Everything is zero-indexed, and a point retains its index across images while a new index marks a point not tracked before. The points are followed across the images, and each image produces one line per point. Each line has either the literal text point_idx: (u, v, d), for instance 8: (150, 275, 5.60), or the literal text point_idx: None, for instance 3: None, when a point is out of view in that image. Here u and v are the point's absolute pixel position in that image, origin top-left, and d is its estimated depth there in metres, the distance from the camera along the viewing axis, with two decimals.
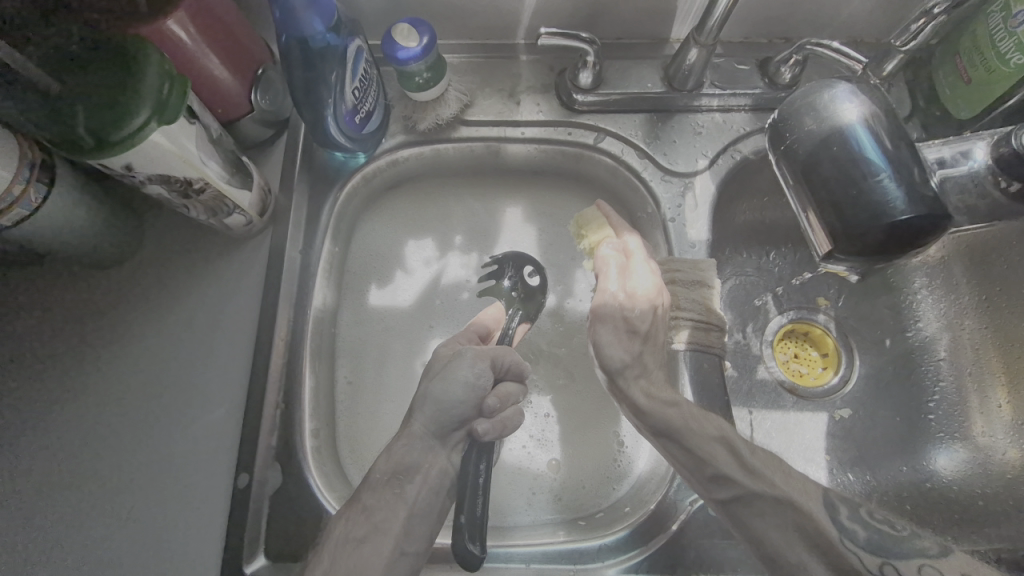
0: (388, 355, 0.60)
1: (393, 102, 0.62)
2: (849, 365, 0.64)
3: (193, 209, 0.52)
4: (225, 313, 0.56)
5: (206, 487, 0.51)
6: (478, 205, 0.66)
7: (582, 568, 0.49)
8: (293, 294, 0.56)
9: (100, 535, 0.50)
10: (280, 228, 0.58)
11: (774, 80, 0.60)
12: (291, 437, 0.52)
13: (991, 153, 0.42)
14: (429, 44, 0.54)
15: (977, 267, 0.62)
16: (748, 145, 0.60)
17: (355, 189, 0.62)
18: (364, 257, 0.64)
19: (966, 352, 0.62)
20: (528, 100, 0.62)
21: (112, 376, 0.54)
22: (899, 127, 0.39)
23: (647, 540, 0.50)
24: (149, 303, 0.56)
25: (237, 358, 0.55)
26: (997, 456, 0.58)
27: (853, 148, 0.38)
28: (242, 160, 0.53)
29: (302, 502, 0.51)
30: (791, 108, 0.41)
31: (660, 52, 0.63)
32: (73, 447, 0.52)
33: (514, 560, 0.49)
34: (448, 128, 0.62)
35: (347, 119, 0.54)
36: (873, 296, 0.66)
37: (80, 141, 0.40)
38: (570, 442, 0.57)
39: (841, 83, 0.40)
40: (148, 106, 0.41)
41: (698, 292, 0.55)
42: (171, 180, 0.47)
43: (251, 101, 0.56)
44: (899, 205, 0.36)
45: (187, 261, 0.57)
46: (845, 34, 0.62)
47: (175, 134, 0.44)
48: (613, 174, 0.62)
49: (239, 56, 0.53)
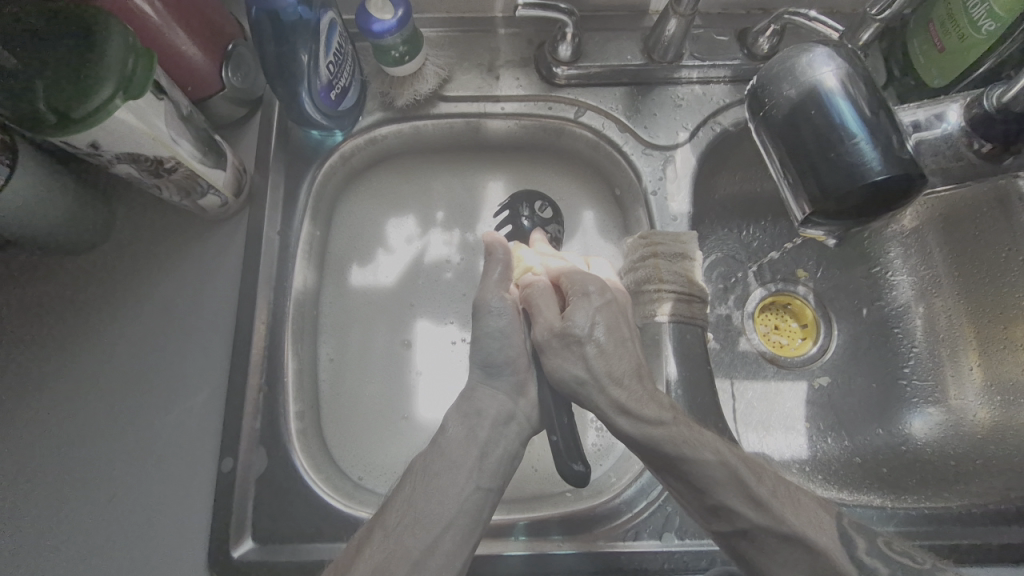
0: (372, 335, 0.60)
1: (369, 78, 0.61)
2: (828, 334, 0.66)
3: (165, 190, 0.50)
4: (204, 295, 0.55)
5: (191, 473, 0.51)
6: (460, 183, 0.66)
7: (571, 537, 0.50)
8: (273, 276, 0.55)
9: (83, 525, 0.49)
10: (257, 209, 0.57)
11: (753, 51, 0.60)
12: (275, 419, 0.52)
13: (965, 115, 0.42)
14: (405, 16, 0.53)
15: (948, 235, 0.62)
16: (727, 117, 0.60)
17: (333, 168, 0.60)
18: (345, 237, 0.63)
19: (939, 319, 0.63)
20: (507, 75, 0.61)
21: (87, 364, 0.53)
22: (877, 93, 0.39)
23: (633, 508, 0.51)
24: (122, 288, 0.55)
25: (217, 342, 0.54)
26: (968, 417, 0.60)
27: (831, 115, 0.38)
28: (215, 139, 0.52)
29: (290, 485, 0.50)
30: (769, 75, 0.41)
31: (639, 24, 0.62)
32: (51, 437, 0.51)
33: (502, 532, 0.50)
34: (426, 105, 0.61)
35: (323, 95, 0.53)
36: (849, 266, 0.67)
37: (42, 118, 0.38)
38: None
39: (819, 48, 0.40)
40: (112, 80, 0.39)
41: (681, 264, 0.56)
42: (141, 159, 0.46)
43: (221, 78, 0.54)
44: (876, 168, 0.37)
45: (161, 244, 0.56)
46: (823, 5, 0.62)
47: (142, 110, 0.43)
48: (594, 148, 0.62)
49: (208, 31, 0.52)
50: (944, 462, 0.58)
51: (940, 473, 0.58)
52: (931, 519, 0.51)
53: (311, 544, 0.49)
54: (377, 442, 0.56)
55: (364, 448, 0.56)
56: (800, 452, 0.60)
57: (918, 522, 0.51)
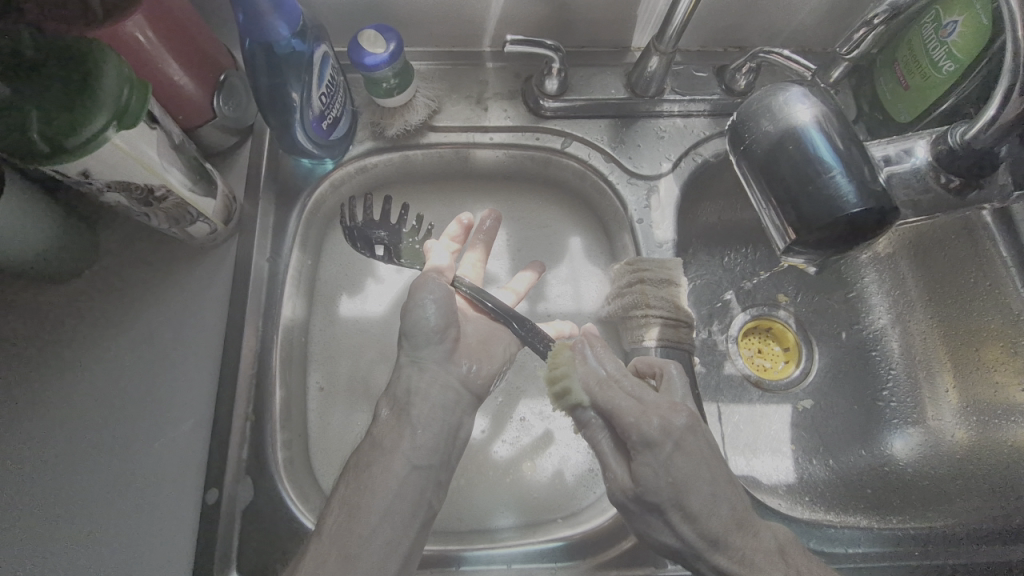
0: (362, 365, 0.60)
1: (360, 108, 0.62)
2: (809, 358, 0.67)
3: (154, 218, 0.50)
4: (190, 323, 0.54)
5: (172, 508, 0.49)
6: (449, 211, 0.67)
7: (563, 565, 0.49)
8: (261, 304, 0.55)
9: (56, 565, 0.47)
10: (246, 237, 0.57)
11: (730, 87, 0.63)
12: (261, 450, 0.51)
13: (932, 151, 0.44)
14: (397, 50, 0.55)
15: (921, 261, 0.65)
16: (708, 149, 0.63)
17: (323, 196, 0.61)
18: (334, 264, 0.63)
19: (916, 343, 0.65)
20: (495, 107, 0.63)
21: (65, 395, 0.52)
22: (850, 130, 0.41)
23: (625, 535, 0.51)
24: (104, 317, 0.54)
25: (204, 371, 0.53)
26: (946, 438, 0.61)
27: (807, 149, 0.40)
28: (206, 167, 0.52)
29: (275, 517, 0.49)
30: (749, 111, 0.43)
31: (621, 60, 0.64)
32: (23, 471, 0.49)
33: (494, 562, 0.49)
34: (416, 135, 0.62)
35: (314, 126, 0.54)
36: (827, 291, 0.69)
37: (33, 145, 0.38)
38: (548, 448, 0.58)
39: (794, 87, 0.42)
40: (105, 112, 0.40)
41: (666, 290, 0.57)
42: (132, 188, 0.46)
43: (214, 108, 0.54)
44: (850, 199, 0.39)
45: (147, 271, 0.55)
46: (795, 43, 0.65)
47: (134, 140, 0.43)
48: (581, 178, 0.64)
49: (202, 61, 0.52)
50: (924, 483, 0.60)
51: (922, 493, 0.59)
52: (915, 539, 0.52)
53: None
54: None
55: None
56: (786, 475, 0.61)
57: (903, 543, 0.52)
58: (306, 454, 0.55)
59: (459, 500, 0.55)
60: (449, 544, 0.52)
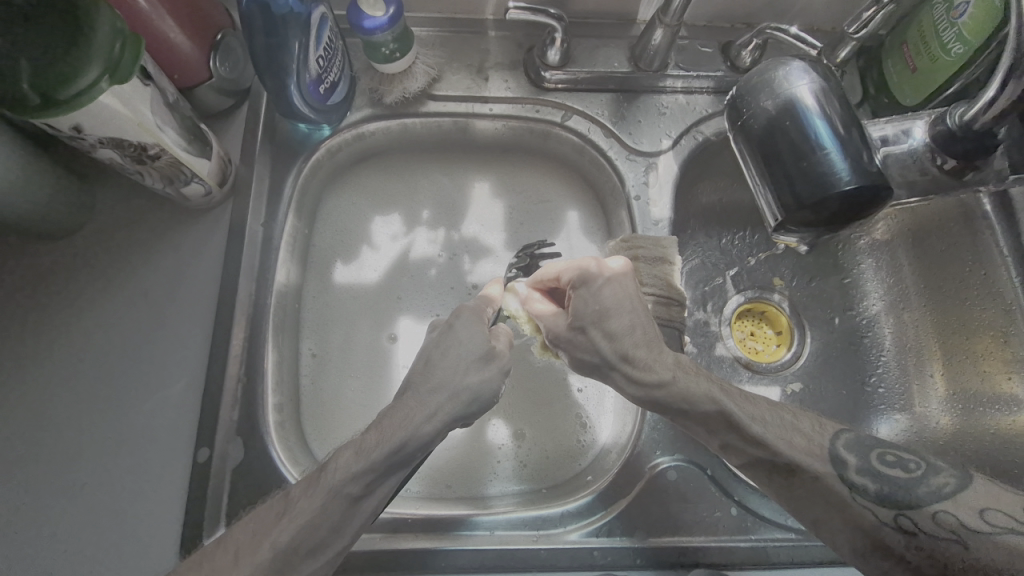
0: (355, 331, 0.60)
1: (359, 74, 0.61)
2: (802, 341, 0.67)
3: (149, 177, 0.50)
4: (185, 284, 0.54)
5: (164, 465, 0.50)
6: (447, 181, 0.66)
7: (544, 533, 0.50)
8: (255, 268, 0.55)
9: (52, 514, 0.48)
10: (241, 200, 0.57)
11: (735, 64, 0.62)
12: (254, 410, 0.52)
13: (929, 132, 0.44)
14: (396, 13, 0.54)
15: (918, 248, 0.65)
16: (710, 127, 0.62)
17: (319, 162, 0.61)
18: (330, 231, 0.63)
19: (908, 332, 0.65)
20: (496, 77, 0.62)
21: (61, 351, 0.52)
22: (850, 110, 0.41)
23: (607, 506, 0.51)
24: (98, 276, 0.54)
25: (197, 333, 0.53)
26: (931, 424, 0.62)
27: (804, 127, 0.40)
28: (201, 128, 0.51)
29: (266, 477, 0.50)
30: (748, 85, 0.42)
31: (627, 32, 0.63)
32: (21, 423, 0.50)
33: (478, 527, 0.50)
34: (415, 102, 0.61)
35: (311, 89, 0.54)
36: (824, 275, 0.69)
37: (26, 97, 0.38)
38: (534, 422, 0.58)
39: (796, 62, 0.42)
40: (97, 64, 0.39)
41: (660, 268, 0.56)
42: (125, 145, 0.45)
43: (209, 67, 0.54)
44: (846, 178, 0.39)
45: (143, 231, 0.55)
46: (804, 21, 0.64)
47: (127, 96, 0.42)
48: (580, 152, 0.63)
49: (197, 19, 0.52)
50: None
51: None
52: None
53: None
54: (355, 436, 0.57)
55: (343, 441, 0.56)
56: None
57: None
58: (297, 419, 0.56)
59: (436, 458, 0.57)
60: (430, 508, 0.52)
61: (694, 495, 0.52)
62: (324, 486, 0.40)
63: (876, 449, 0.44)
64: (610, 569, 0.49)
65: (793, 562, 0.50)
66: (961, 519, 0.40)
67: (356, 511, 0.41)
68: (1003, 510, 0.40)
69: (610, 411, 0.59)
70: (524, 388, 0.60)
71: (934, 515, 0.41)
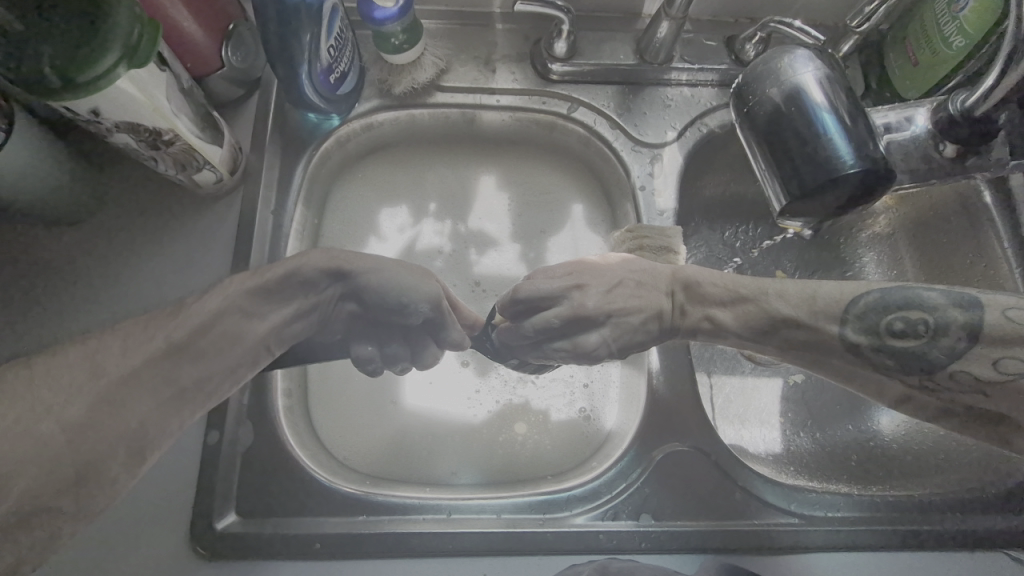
0: None
1: (368, 65, 0.62)
2: None
3: (162, 163, 0.50)
4: (196, 270, 0.55)
5: (175, 448, 0.51)
6: (453, 173, 0.67)
7: (551, 516, 0.51)
8: (265, 255, 0.56)
9: None
10: (251, 188, 0.57)
11: (739, 57, 0.63)
12: (263, 395, 0.52)
13: (931, 118, 0.45)
14: (406, 4, 0.54)
15: (919, 241, 0.66)
16: (714, 119, 0.63)
17: (329, 152, 0.61)
18: (338, 222, 0.64)
19: None
20: (503, 69, 0.63)
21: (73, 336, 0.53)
22: (853, 98, 0.41)
23: (612, 490, 0.52)
24: (111, 262, 0.55)
25: None
26: None
27: (808, 113, 0.41)
28: (214, 116, 0.52)
29: (276, 461, 0.51)
30: (753, 73, 0.43)
31: (632, 26, 0.64)
32: None
33: (486, 510, 0.51)
34: (423, 94, 0.62)
35: (322, 78, 0.54)
36: (825, 268, 0.69)
37: (46, 79, 0.38)
38: (539, 411, 0.59)
39: (801, 51, 0.42)
40: (116, 48, 0.40)
41: (665, 257, 0.57)
42: (140, 130, 0.46)
43: (221, 57, 0.54)
44: (849, 163, 0.40)
45: (154, 218, 0.56)
46: (807, 16, 0.65)
47: (144, 81, 0.43)
48: (585, 144, 0.64)
49: (210, 9, 0.52)
50: (908, 457, 0.61)
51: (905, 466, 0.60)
52: (894, 506, 0.53)
53: (293, 518, 0.49)
54: (362, 424, 0.57)
55: (351, 429, 0.57)
56: (774, 445, 0.62)
57: (883, 509, 0.53)
58: (305, 405, 0.57)
59: (441, 446, 0.57)
60: (436, 493, 0.53)
61: (698, 481, 0.53)
62: (220, 293, 0.44)
63: (887, 313, 0.44)
64: (615, 552, 0.50)
65: (796, 548, 0.51)
66: (975, 373, 0.41)
67: (252, 328, 0.45)
68: (1019, 357, 0.40)
69: (615, 401, 0.60)
70: (529, 378, 0.61)
71: (949, 373, 0.42)
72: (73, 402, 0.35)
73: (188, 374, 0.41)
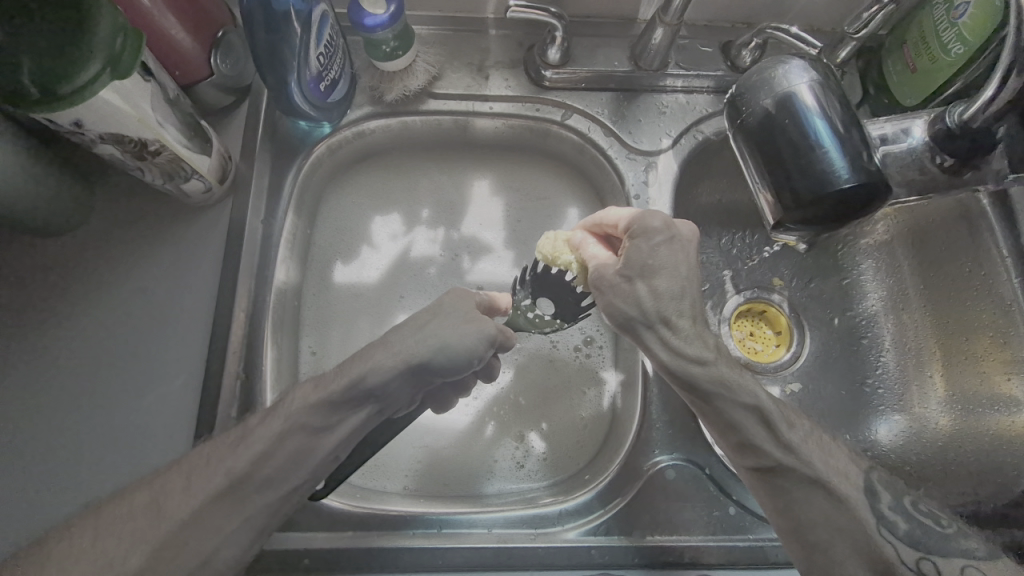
0: (354, 330, 0.60)
1: (360, 72, 0.61)
2: (801, 341, 0.67)
3: (148, 173, 0.50)
4: (184, 280, 0.55)
5: (162, 461, 0.50)
6: (447, 181, 0.66)
7: (542, 531, 0.50)
8: (255, 265, 0.55)
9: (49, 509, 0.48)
10: (241, 196, 0.57)
11: (736, 64, 0.63)
12: (252, 407, 0.52)
13: (928, 131, 0.44)
14: (397, 11, 0.54)
15: (916, 249, 0.65)
16: (710, 126, 0.62)
17: (320, 160, 0.61)
18: (329, 230, 0.63)
19: (908, 333, 0.65)
20: (496, 75, 0.62)
21: (60, 347, 0.52)
22: (848, 108, 0.41)
23: (605, 504, 0.51)
24: (98, 272, 0.54)
25: (196, 331, 0.53)
26: (930, 425, 0.62)
27: (803, 125, 0.40)
28: (201, 125, 0.51)
29: None
30: (747, 83, 0.42)
31: (627, 32, 0.63)
32: (19, 419, 0.50)
33: (478, 525, 0.50)
34: (416, 101, 0.61)
35: (311, 86, 0.54)
36: (824, 276, 0.69)
37: (26, 92, 0.38)
38: (532, 422, 0.58)
39: (795, 61, 0.42)
40: (100, 59, 0.39)
41: None
42: (125, 141, 0.45)
43: (210, 65, 0.54)
44: (844, 175, 0.39)
45: (143, 227, 0.56)
46: (804, 21, 0.64)
47: (128, 91, 0.42)
48: (579, 151, 0.64)
49: (198, 16, 0.52)
50: (904, 468, 0.60)
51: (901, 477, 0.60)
52: None
53: (282, 533, 0.49)
54: None
55: None
56: None
57: None
58: None
59: (434, 458, 0.57)
60: (428, 506, 0.52)
61: (693, 494, 0.52)
62: (285, 413, 0.43)
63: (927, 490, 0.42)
64: (608, 567, 0.49)
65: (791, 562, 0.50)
66: None
67: (319, 445, 0.44)
68: None
69: (609, 411, 0.59)
70: (522, 388, 0.60)
71: None
72: (132, 553, 0.39)
73: (258, 502, 0.43)
